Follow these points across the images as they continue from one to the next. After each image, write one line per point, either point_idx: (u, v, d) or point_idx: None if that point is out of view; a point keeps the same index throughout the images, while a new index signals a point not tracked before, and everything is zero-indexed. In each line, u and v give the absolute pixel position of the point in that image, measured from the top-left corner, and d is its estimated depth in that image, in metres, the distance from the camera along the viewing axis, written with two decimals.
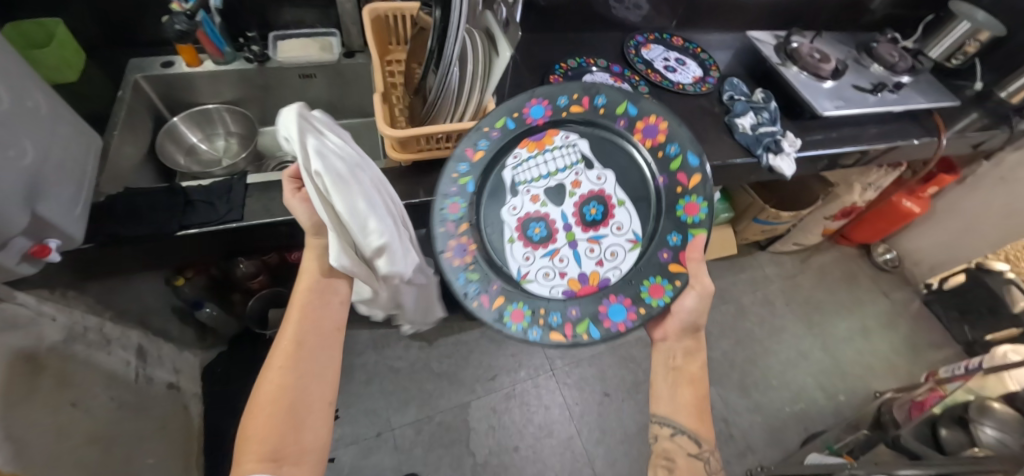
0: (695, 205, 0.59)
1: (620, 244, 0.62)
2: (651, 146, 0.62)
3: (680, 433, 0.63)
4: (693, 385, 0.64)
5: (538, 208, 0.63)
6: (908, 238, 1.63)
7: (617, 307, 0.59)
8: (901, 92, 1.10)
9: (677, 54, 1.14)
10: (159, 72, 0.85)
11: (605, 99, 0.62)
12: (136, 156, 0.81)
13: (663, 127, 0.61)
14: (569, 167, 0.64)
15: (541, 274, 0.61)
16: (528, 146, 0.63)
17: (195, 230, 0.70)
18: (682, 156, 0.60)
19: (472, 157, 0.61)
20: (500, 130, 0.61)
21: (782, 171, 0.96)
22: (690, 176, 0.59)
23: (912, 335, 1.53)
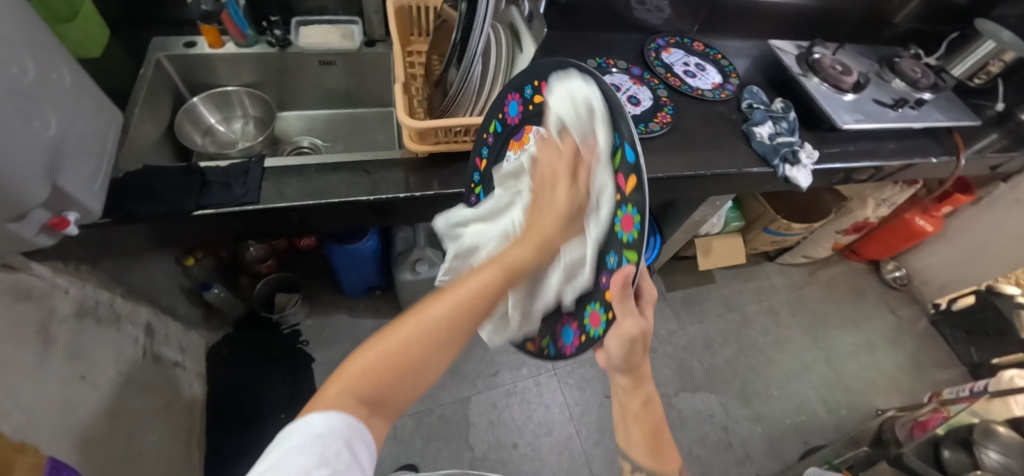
0: (630, 218, 0.40)
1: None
2: (595, 137, 0.45)
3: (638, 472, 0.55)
4: (643, 420, 0.54)
5: None
6: (919, 256, 1.62)
7: (569, 328, 0.53)
8: (921, 109, 1.10)
9: (698, 58, 1.13)
10: (181, 52, 0.85)
11: (556, 79, 0.49)
12: (155, 134, 0.82)
13: (604, 106, 0.43)
14: None
15: None
16: (512, 147, 0.59)
17: (211, 210, 0.70)
18: (622, 150, 0.40)
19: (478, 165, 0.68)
20: (491, 135, 0.64)
21: (797, 182, 0.96)
22: (628, 179, 0.40)
23: (917, 354, 1.52)
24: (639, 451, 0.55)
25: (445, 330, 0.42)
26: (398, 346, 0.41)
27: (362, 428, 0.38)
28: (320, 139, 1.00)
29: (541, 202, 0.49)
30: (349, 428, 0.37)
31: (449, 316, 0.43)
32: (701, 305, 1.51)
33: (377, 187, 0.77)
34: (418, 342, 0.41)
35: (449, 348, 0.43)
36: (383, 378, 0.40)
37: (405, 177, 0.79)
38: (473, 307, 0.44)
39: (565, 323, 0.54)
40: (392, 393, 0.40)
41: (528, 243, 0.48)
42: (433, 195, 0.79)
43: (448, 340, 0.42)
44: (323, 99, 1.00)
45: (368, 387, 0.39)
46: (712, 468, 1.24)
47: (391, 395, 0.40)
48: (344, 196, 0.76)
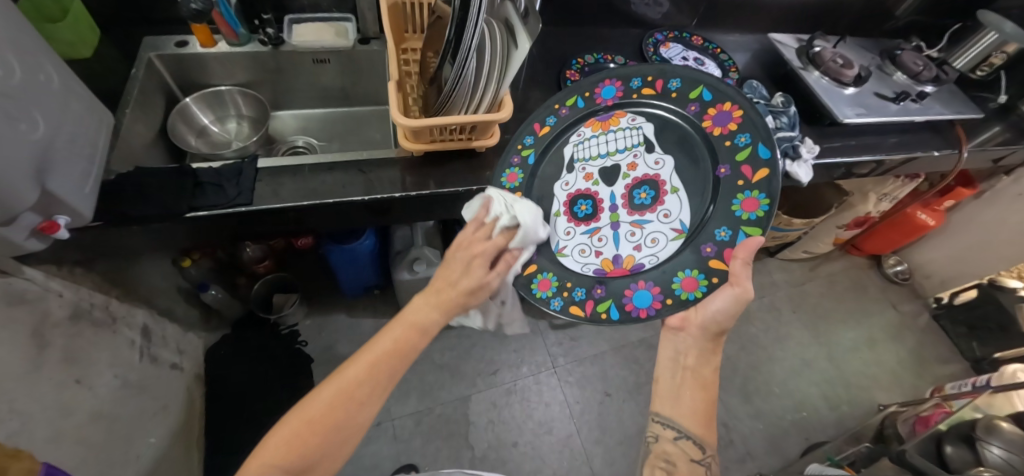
0: (754, 201, 0.54)
1: (664, 231, 0.62)
2: (719, 134, 0.58)
3: (684, 438, 0.58)
4: (704, 390, 0.60)
5: (589, 186, 0.67)
6: (920, 250, 1.61)
7: (644, 293, 0.59)
8: (924, 102, 1.08)
9: (697, 53, 1.12)
10: (173, 51, 0.84)
11: (680, 82, 0.62)
12: (148, 135, 0.81)
13: (738, 114, 0.57)
14: (628, 149, 0.66)
15: (578, 250, 0.65)
16: (592, 126, 0.68)
17: (204, 212, 0.69)
18: (754, 148, 0.55)
19: (538, 131, 0.68)
20: (569, 108, 0.68)
21: (798, 177, 0.94)
22: (755, 170, 0.54)
23: (919, 349, 1.51)
24: (692, 420, 0.59)
25: (362, 385, 0.53)
26: (318, 406, 0.52)
27: None
28: (315, 138, 0.99)
29: (448, 275, 0.61)
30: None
31: (360, 375, 0.54)
32: None
33: (372, 186, 0.77)
34: (338, 400, 0.52)
35: (366, 400, 0.53)
36: (309, 439, 0.50)
37: (401, 176, 0.78)
38: (382, 363, 0.55)
39: (640, 288, 0.59)
40: (321, 446, 0.51)
41: (433, 304, 0.60)
42: (429, 194, 0.78)
43: (367, 393, 0.53)
44: (318, 97, 0.99)
45: (299, 447, 0.50)
46: None
47: (320, 451, 0.50)
48: (340, 196, 0.75)
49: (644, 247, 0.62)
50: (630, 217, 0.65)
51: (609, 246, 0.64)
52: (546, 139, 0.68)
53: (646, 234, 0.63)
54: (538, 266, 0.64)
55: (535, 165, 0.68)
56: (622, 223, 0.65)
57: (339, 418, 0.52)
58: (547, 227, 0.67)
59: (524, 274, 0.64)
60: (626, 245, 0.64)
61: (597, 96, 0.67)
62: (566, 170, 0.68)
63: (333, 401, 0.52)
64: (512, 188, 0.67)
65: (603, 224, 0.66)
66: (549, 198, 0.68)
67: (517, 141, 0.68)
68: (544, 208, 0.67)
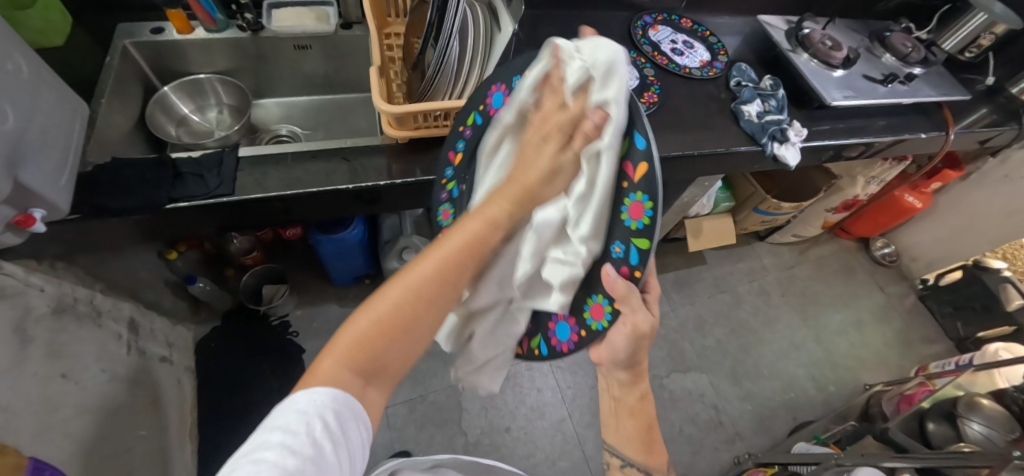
0: (639, 205, 0.41)
1: None
2: None
3: (630, 465, 0.60)
4: (634, 417, 0.58)
5: None
6: (907, 232, 1.62)
7: (564, 325, 0.53)
8: (912, 84, 1.09)
9: (686, 36, 1.10)
10: (149, 38, 0.82)
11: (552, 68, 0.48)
12: (125, 125, 0.79)
13: None
14: None
15: None
16: None
17: (185, 203, 0.68)
18: (630, 138, 0.41)
19: (454, 160, 0.61)
20: (470, 128, 0.58)
21: (786, 160, 0.95)
22: (636, 167, 0.40)
23: (905, 329, 1.54)
24: (635, 446, 0.59)
25: (431, 284, 0.42)
26: (390, 307, 0.40)
27: (350, 398, 0.38)
28: (299, 126, 0.98)
29: (524, 161, 0.49)
30: (337, 404, 0.37)
31: (436, 273, 0.42)
32: (693, 286, 1.50)
33: (356, 174, 0.75)
34: (406, 302, 0.40)
35: (433, 308, 0.42)
36: (380, 343, 0.40)
37: (386, 165, 0.77)
38: (458, 261, 0.43)
39: (561, 321, 0.54)
40: (387, 355, 0.40)
41: (507, 196, 0.47)
42: (414, 182, 0.77)
43: (437, 293, 0.42)
44: (300, 85, 0.97)
45: (361, 358, 0.39)
46: (703, 447, 1.25)
47: (388, 358, 0.41)
48: (325, 185, 0.73)
49: None
50: None
51: None
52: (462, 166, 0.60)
53: None
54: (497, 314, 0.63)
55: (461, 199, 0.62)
56: None
57: (411, 320, 0.41)
58: None
59: None
60: None
61: (489, 107, 0.56)
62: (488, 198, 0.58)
63: (399, 304, 0.40)
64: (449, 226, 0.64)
65: None
66: None
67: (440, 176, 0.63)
68: None
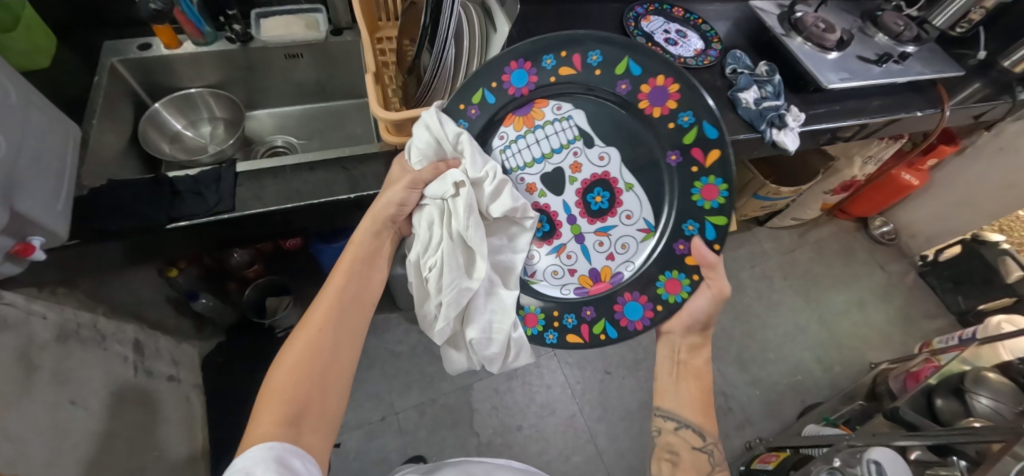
0: (713, 187, 0.55)
1: (631, 234, 0.62)
2: (660, 114, 0.57)
3: (684, 428, 0.64)
4: (696, 379, 0.65)
5: (537, 199, 0.64)
6: (904, 210, 1.64)
7: (633, 304, 0.59)
8: (906, 63, 1.09)
9: (678, 25, 1.10)
10: (137, 55, 0.80)
11: (601, 56, 0.58)
12: (118, 145, 0.77)
13: (674, 89, 0.56)
14: (565, 146, 0.63)
15: (550, 273, 0.64)
16: (514, 123, 0.62)
17: (185, 222, 0.66)
18: (699, 127, 0.55)
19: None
20: (478, 107, 0.60)
21: (785, 145, 0.95)
22: (708, 152, 0.55)
23: (906, 306, 1.55)
24: (692, 409, 0.64)
25: (322, 326, 0.53)
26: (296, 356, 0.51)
27: (288, 443, 0.45)
28: (294, 136, 0.97)
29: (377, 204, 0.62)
30: (277, 449, 0.44)
31: (325, 316, 0.54)
32: None
33: (357, 183, 0.74)
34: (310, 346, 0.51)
35: (333, 342, 0.53)
36: (300, 387, 0.49)
37: (386, 171, 0.76)
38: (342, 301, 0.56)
39: (628, 300, 0.59)
40: (311, 392, 0.49)
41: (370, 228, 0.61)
42: None
43: (332, 330, 0.53)
44: (292, 95, 0.96)
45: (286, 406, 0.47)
46: None
47: (311, 399, 0.49)
48: (326, 196, 0.72)
49: (616, 255, 0.62)
50: (591, 227, 0.63)
51: (580, 261, 0.64)
52: None
53: (615, 240, 0.63)
54: (518, 302, 0.63)
55: None
56: (585, 234, 0.64)
57: (318, 357, 0.51)
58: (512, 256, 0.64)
59: None
60: (597, 257, 0.63)
61: (507, 86, 0.59)
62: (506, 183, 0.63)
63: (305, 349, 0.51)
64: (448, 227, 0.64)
65: (566, 239, 0.64)
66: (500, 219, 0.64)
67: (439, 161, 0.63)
68: None
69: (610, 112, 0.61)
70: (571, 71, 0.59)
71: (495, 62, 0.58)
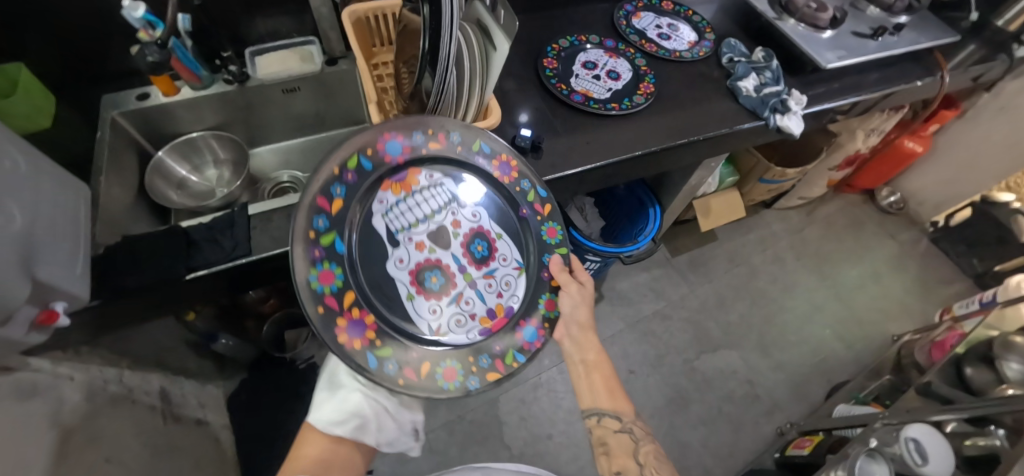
0: (553, 229, 0.65)
1: (510, 273, 0.62)
2: (510, 183, 0.63)
3: (604, 416, 0.67)
4: (599, 370, 0.69)
5: (427, 256, 0.57)
6: (909, 178, 1.63)
7: (531, 329, 0.61)
8: (902, 34, 1.08)
9: (669, 19, 1.09)
10: (136, 106, 0.80)
11: (460, 136, 0.61)
12: (126, 198, 0.77)
13: (514, 163, 0.64)
14: (443, 208, 0.59)
15: (453, 323, 0.57)
16: (392, 189, 0.56)
17: (204, 271, 0.65)
18: (535, 190, 0.64)
19: (330, 207, 0.51)
20: (354, 171, 0.53)
21: (790, 130, 0.95)
22: (544, 206, 0.65)
23: (921, 274, 1.55)
24: (609, 397, 0.68)
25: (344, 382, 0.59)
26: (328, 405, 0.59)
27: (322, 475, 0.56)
28: (299, 170, 0.97)
29: None
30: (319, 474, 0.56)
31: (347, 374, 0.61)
32: (709, 265, 1.49)
33: None
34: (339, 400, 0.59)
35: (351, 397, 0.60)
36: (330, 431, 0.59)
37: None
38: None
39: (529, 325, 0.61)
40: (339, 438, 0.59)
41: None
42: None
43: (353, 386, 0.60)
44: (293, 128, 0.96)
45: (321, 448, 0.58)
46: (745, 423, 1.25)
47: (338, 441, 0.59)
48: None
49: (504, 292, 0.60)
50: (479, 273, 0.60)
51: (477, 305, 0.58)
52: (340, 217, 0.51)
53: (499, 280, 0.61)
54: (428, 366, 0.54)
55: (346, 253, 0.51)
56: (476, 280, 0.59)
57: None
58: (405, 316, 0.54)
59: (424, 377, 0.53)
60: (490, 297, 0.59)
61: (382, 154, 0.56)
62: (390, 246, 0.55)
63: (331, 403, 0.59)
64: (337, 291, 0.50)
65: (461, 286, 0.58)
66: (389, 284, 0.54)
67: (304, 228, 0.49)
68: (390, 293, 0.54)
69: (476, 180, 0.62)
70: (438, 145, 0.59)
71: (368, 131, 0.55)
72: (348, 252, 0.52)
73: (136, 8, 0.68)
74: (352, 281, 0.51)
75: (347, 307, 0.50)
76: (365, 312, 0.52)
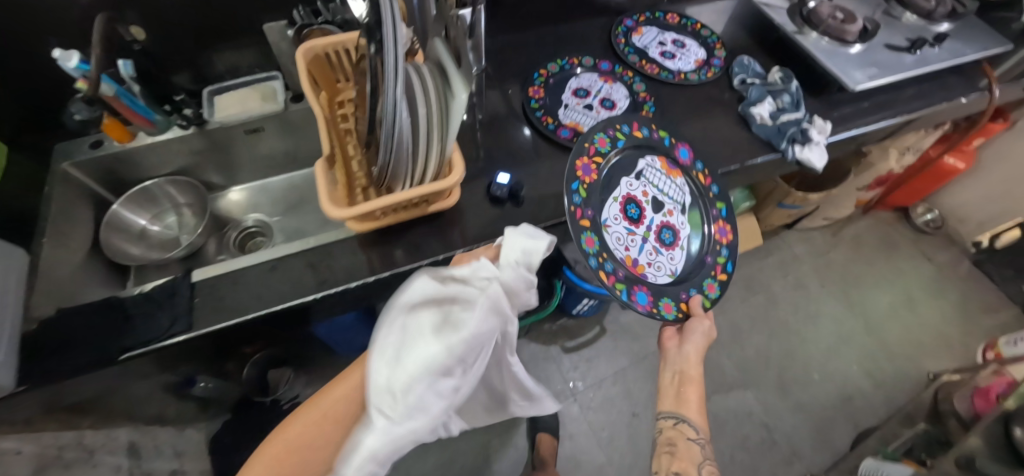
0: (711, 287, 0.68)
1: (666, 266, 0.66)
2: (717, 239, 0.71)
3: (681, 423, 0.65)
4: (694, 385, 0.66)
5: (642, 200, 0.68)
6: (949, 193, 1.48)
7: (642, 294, 0.61)
8: (944, 45, 0.95)
9: (674, 34, 0.98)
10: (87, 155, 0.75)
11: (716, 190, 0.73)
12: (75, 255, 0.72)
13: (728, 233, 0.72)
14: (672, 200, 0.70)
15: (615, 237, 0.64)
16: (663, 165, 0.71)
17: (140, 350, 0.58)
18: (724, 261, 0.71)
19: (634, 131, 0.70)
20: (660, 137, 0.72)
21: (811, 163, 0.82)
22: (721, 272, 0.69)
23: (963, 301, 1.40)
24: (694, 411, 0.65)
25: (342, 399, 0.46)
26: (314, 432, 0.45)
27: None
28: (267, 213, 0.90)
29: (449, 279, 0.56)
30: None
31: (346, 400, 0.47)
32: (722, 293, 1.37)
33: (324, 277, 0.65)
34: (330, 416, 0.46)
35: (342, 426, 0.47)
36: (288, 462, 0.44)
37: (357, 257, 0.67)
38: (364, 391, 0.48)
39: (641, 292, 0.62)
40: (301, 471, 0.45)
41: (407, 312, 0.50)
42: (390, 275, 0.66)
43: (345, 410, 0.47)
44: (262, 167, 0.90)
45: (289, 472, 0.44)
46: (760, 472, 1.15)
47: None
48: (292, 299, 0.63)
49: (653, 265, 0.66)
50: (654, 242, 0.67)
51: (635, 249, 0.65)
52: (635, 141, 0.70)
53: (659, 260, 0.66)
54: (581, 227, 0.60)
55: (617, 149, 0.68)
56: (648, 240, 0.67)
57: (319, 437, 0.46)
58: (604, 200, 0.65)
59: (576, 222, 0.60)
60: (644, 254, 0.65)
61: (679, 154, 0.73)
62: (634, 177, 0.69)
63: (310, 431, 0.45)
64: (599, 152, 0.66)
65: (638, 231, 0.66)
66: (615, 186, 0.66)
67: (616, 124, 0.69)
68: (609, 188, 0.66)
69: (701, 216, 0.72)
70: (700, 178, 0.73)
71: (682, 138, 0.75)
72: (619, 150, 0.68)
73: (69, 58, 0.62)
74: (607, 160, 0.66)
75: (592, 158, 0.65)
76: (593, 174, 0.64)
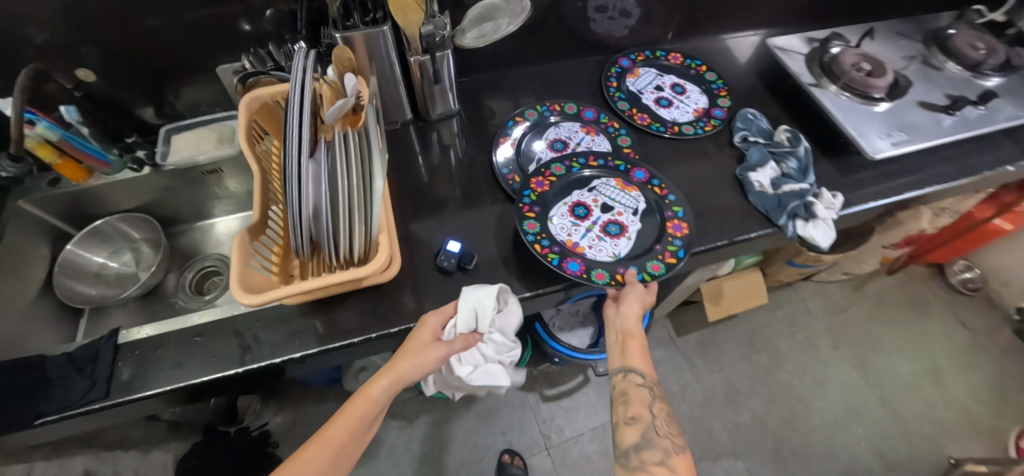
0: (658, 266, 0.62)
1: (608, 250, 0.64)
2: (669, 230, 0.65)
3: (632, 373, 0.60)
4: (637, 337, 0.61)
5: (591, 202, 0.68)
6: (993, 252, 1.32)
7: (574, 263, 0.61)
8: (989, 104, 0.82)
9: (674, 77, 0.90)
10: (43, 193, 0.74)
11: (673, 196, 0.68)
12: (22, 295, 0.71)
13: (684, 228, 0.65)
14: (625, 205, 0.68)
15: (559, 229, 0.65)
16: (618, 181, 0.71)
17: (53, 418, 0.56)
18: (676, 249, 0.63)
19: (590, 161, 0.72)
20: (613, 163, 0.72)
21: (815, 241, 0.71)
22: (671, 258, 0.63)
23: (999, 377, 1.25)
24: (642, 360, 0.61)
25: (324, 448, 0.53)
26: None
27: None
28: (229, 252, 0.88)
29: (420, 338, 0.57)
30: None
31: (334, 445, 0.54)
32: (721, 347, 1.28)
33: (250, 349, 0.61)
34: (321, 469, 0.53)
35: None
36: None
37: (288, 326, 0.63)
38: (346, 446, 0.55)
39: (574, 262, 0.62)
40: None
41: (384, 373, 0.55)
42: (318, 352, 0.61)
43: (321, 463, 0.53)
44: (227, 204, 0.87)
45: None
46: None
47: None
48: (212, 372, 0.59)
49: (595, 247, 0.64)
50: (599, 233, 0.66)
51: (577, 235, 0.65)
52: (590, 165, 0.71)
53: (603, 245, 0.64)
54: (519, 216, 0.65)
55: (570, 170, 0.71)
56: (593, 231, 0.66)
57: None
58: (551, 202, 0.67)
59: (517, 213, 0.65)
60: (586, 239, 0.65)
61: (636, 168, 0.71)
62: (585, 188, 0.70)
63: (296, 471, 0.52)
64: (551, 170, 0.70)
65: (586, 224, 0.66)
66: (564, 194, 0.69)
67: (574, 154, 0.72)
68: (557, 195, 0.68)
69: (655, 217, 0.67)
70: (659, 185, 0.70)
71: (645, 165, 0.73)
72: (572, 172, 0.70)
73: None
74: (561, 178, 0.70)
75: (544, 171, 0.70)
76: (542, 187, 0.68)
